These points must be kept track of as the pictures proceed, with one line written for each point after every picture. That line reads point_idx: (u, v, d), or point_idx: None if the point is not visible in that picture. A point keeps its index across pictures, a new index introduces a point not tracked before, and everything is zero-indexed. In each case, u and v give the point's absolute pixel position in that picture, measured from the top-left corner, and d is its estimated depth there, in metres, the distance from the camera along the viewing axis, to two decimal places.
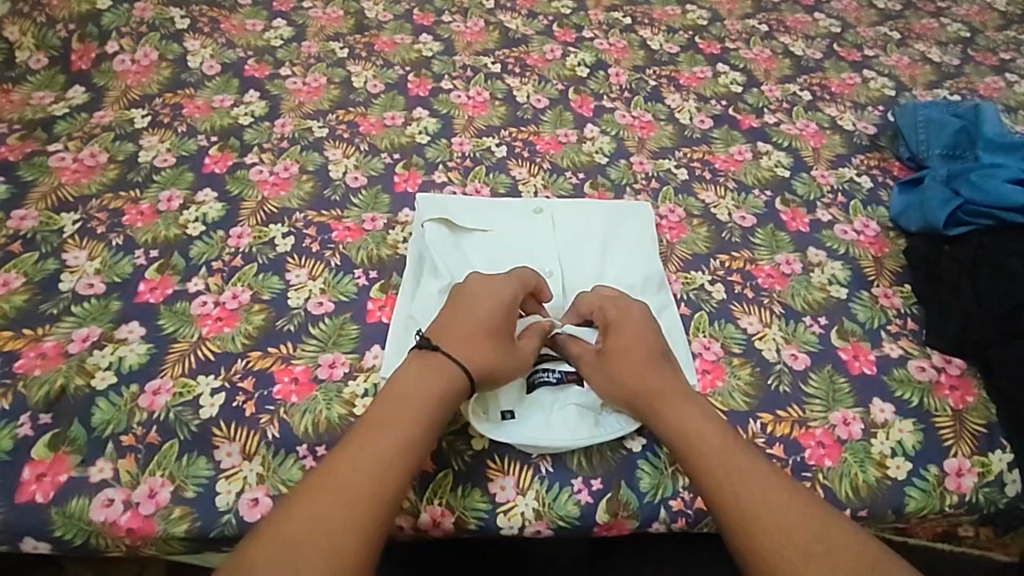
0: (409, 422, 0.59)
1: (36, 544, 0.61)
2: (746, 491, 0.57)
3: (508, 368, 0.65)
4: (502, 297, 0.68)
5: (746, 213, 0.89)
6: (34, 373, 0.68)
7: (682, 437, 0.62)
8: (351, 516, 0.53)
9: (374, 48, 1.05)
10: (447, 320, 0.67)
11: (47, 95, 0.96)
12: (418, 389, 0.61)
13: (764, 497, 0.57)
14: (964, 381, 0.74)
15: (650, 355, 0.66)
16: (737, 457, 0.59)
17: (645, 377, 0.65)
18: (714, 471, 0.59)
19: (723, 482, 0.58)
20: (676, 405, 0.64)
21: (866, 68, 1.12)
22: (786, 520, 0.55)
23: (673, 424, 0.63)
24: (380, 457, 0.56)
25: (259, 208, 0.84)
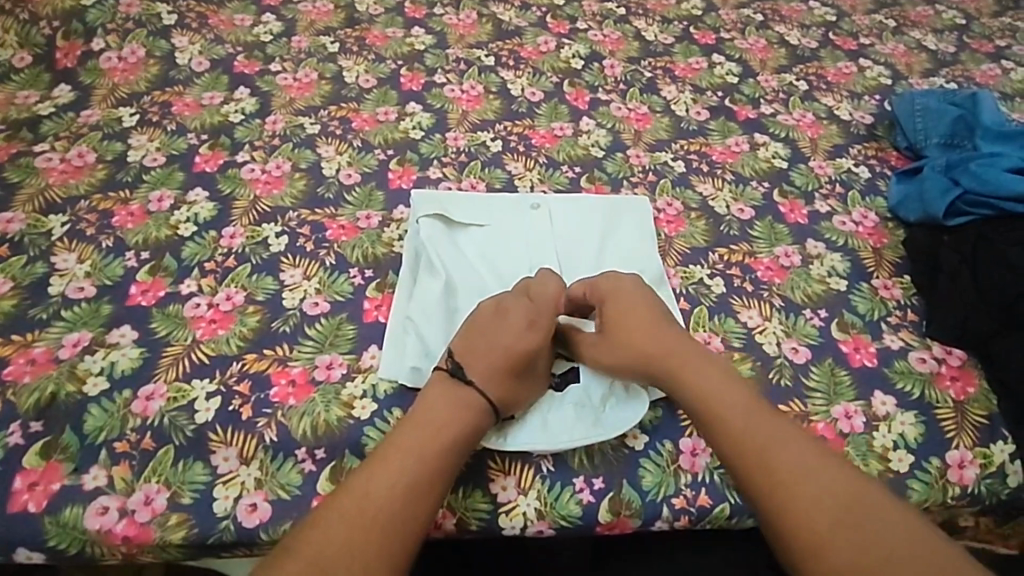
0: (435, 438, 0.58)
1: (30, 554, 0.60)
2: (772, 455, 0.57)
3: (530, 394, 0.65)
4: (527, 317, 0.66)
5: (744, 205, 0.88)
6: (24, 379, 0.67)
7: (702, 402, 0.62)
8: (379, 531, 0.52)
9: (366, 43, 1.04)
10: (476, 346, 0.64)
11: (32, 94, 0.94)
12: (444, 408, 0.61)
13: (790, 463, 0.56)
14: (965, 372, 0.74)
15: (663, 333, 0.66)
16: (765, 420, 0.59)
17: (655, 344, 0.65)
18: (741, 436, 0.59)
19: (751, 448, 0.58)
20: (692, 370, 0.63)
21: (862, 56, 1.11)
22: (817, 481, 0.55)
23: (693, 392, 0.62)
24: (406, 473, 0.56)
25: (252, 207, 0.82)
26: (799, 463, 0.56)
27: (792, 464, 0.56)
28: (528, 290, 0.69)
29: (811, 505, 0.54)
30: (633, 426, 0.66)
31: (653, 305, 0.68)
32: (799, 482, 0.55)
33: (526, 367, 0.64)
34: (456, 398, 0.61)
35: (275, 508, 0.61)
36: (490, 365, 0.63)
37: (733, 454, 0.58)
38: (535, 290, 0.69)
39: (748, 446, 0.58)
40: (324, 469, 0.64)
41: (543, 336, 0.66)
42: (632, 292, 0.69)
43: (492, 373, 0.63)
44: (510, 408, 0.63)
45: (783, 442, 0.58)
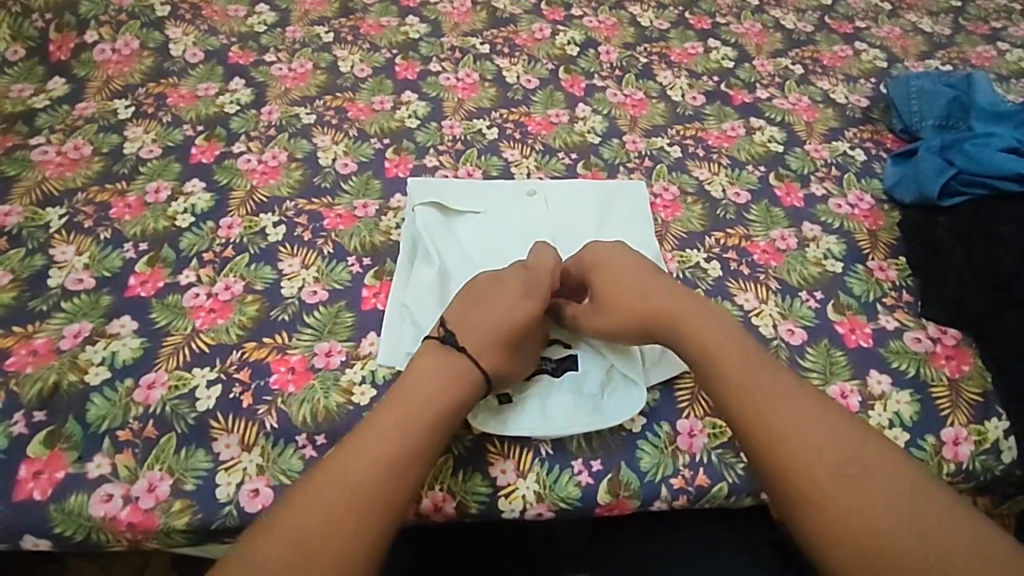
0: (416, 413, 0.58)
1: (36, 542, 0.61)
2: (795, 430, 0.57)
3: (524, 365, 0.65)
4: (524, 290, 0.67)
5: (740, 189, 0.88)
6: (26, 370, 0.67)
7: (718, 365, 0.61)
8: (360, 513, 0.53)
9: (360, 32, 1.03)
10: (474, 318, 0.64)
11: (26, 88, 0.93)
12: (429, 383, 0.60)
13: (819, 437, 0.56)
14: (960, 350, 0.75)
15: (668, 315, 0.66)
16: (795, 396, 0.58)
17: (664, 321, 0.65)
18: (763, 410, 0.58)
19: (768, 420, 0.57)
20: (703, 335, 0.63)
21: (858, 40, 1.11)
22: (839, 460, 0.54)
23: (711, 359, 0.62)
24: (386, 448, 0.56)
25: (249, 197, 0.82)
26: (826, 441, 0.56)
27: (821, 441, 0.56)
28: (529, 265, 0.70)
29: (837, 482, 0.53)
30: (631, 409, 0.66)
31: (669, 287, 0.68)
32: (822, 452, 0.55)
33: (519, 343, 0.65)
34: (449, 361, 0.62)
35: (277, 493, 0.62)
36: (485, 333, 0.63)
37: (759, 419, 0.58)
38: (532, 264, 0.70)
39: (771, 415, 0.58)
40: (324, 455, 0.64)
41: (540, 309, 0.66)
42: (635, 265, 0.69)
43: (486, 342, 0.63)
44: (501, 379, 0.63)
45: (807, 418, 0.57)
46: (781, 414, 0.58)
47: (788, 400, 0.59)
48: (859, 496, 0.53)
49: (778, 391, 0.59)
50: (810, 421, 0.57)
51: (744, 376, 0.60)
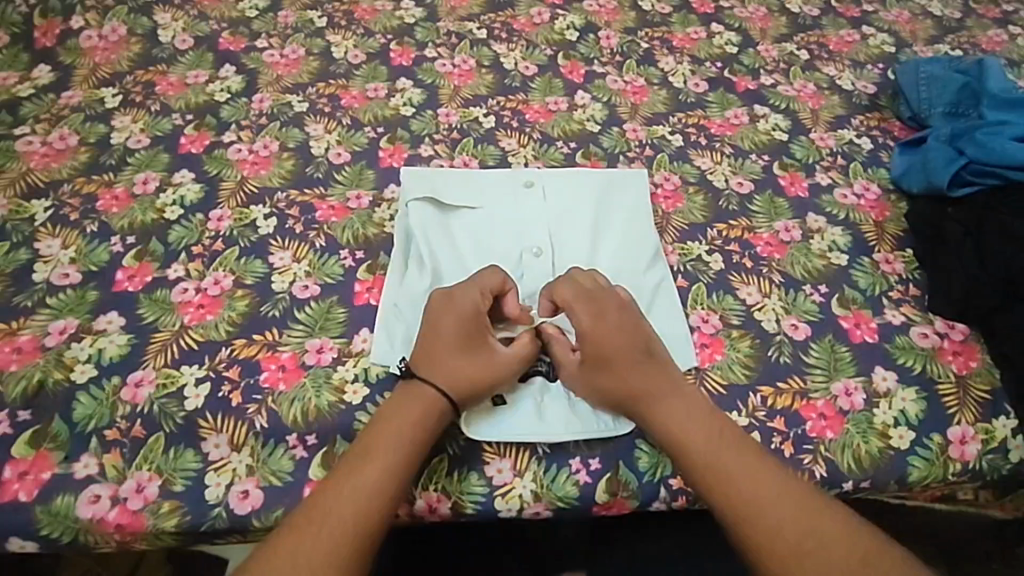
0: (408, 430, 0.59)
1: (22, 545, 0.59)
2: (749, 501, 0.57)
3: (504, 367, 0.63)
4: (450, 303, 0.64)
5: (743, 179, 0.86)
6: (11, 368, 0.66)
7: (673, 433, 0.60)
8: (340, 549, 0.53)
9: (354, 17, 1.00)
10: (429, 348, 0.63)
11: (11, 75, 0.91)
12: (416, 403, 0.61)
13: (774, 505, 0.56)
14: (968, 346, 0.73)
15: (628, 356, 0.63)
16: (725, 441, 0.60)
17: (631, 377, 0.62)
18: (717, 476, 0.58)
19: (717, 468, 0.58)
20: (662, 403, 0.62)
21: (865, 24, 1.08)
22: (774, 490, 0.57)
23: (663, 424, 0.61)
24: (380, 467, 0.57)
25: (239, 188, 0.80)
26: (781, 509, 0.56)
27: (777, 507, 0.56)
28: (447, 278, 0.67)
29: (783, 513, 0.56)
30: None
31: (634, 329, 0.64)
32: (775, 524, 0.55)
33: (480, 356, 0.63)
34: (413, 394, 0.61)
35: (268, 494, 0.61)
36: (438, 365, 0.62)
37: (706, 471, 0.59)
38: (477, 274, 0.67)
39: (726, 483, 0.58)
40: (316, 455, 0.63)
41: (478, 317, 0.64)
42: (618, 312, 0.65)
43: (445, 372, 0.62)
44: (484, 392, 0.63)
45: (767, 484, 0.57)
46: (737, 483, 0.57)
47: (746, 464, 0.58)
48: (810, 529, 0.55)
49: (735, 452, 0.59)
50: (767, 487, 0.57)
51: (701, 442, 0.60)
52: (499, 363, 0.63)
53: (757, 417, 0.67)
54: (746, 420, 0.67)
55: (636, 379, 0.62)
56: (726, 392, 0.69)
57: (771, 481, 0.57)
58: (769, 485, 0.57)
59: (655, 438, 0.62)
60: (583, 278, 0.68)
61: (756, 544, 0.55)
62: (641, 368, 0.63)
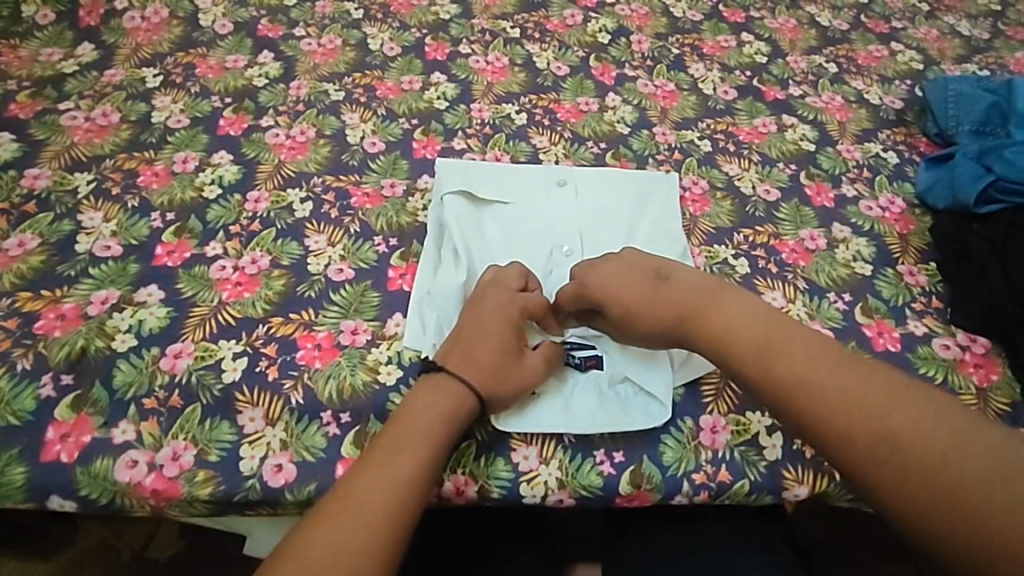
0: (435, 422, 0.60)
1: (62, 503, 0.61)
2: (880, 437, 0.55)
3: (529, 372, 0.64)
4: (491, 295, 0.67)
5: (770, 186, 0.87)
6: (54, 334, 0.67)
7: (756, 349, 0.62)
8: (373, 535, 0.53)
9: (390, 10, 1.02)
10: (464, 345, 0.64)
11: (55, 52, 0.93)
12: (444, 398, 0.61)
13: (856, 399, 0.57)
14: (989, 360, 0.74)
15: (697, 298, 0.65)
16: (795, 343, 0.61)
17: (691, 304, 0.64)
18: (822, 403, 0.58)
19: (793, 369, 0.60)
20: (779, 355, 0.61)
21: (894, 40, 1.09)
22: (848, 384, 0.58)
23: (776, 362, 0.61)
24: (410, 458, 0.57)
25: (276, 171, 0.82)
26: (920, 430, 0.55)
27: (922, 424, 0.55)
28: (489, 278, 0.69)
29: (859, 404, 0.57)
30: (660, 409, 0.66)
31: (696, 284, 0.66)
32: (860, 412, 0.57)
33: (512, 360, 0.64)
34: (443, 390, 0.62)
35: (300, 470, 0.62)
36: (467, 351, 0.64)
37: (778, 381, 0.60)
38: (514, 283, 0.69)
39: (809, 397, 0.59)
40: (348, 433, 0.64)
41: (515, 317, 0.66)
42: (686, 277, 0.66)
43: (471, 361, 0.63)
44: (511, 398, 0.64)
45: (903, 415, 0.56)
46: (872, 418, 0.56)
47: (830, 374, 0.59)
48: (892, 416, 0.56)
49: (806, 352, 0.61)
50: (842, 377, 0.59)
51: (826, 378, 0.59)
52: (526, 371, 0.64)
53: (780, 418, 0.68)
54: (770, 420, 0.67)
55: (719, 332, 0.63)
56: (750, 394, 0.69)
57: (860, 386, 0.58)
58: (910, 411, 0.56)
59: (722, 349, 0.63)
60: (624, 260, 0.68)
61: (835, 425, 0.57)
62: (725, 327, 0.63)
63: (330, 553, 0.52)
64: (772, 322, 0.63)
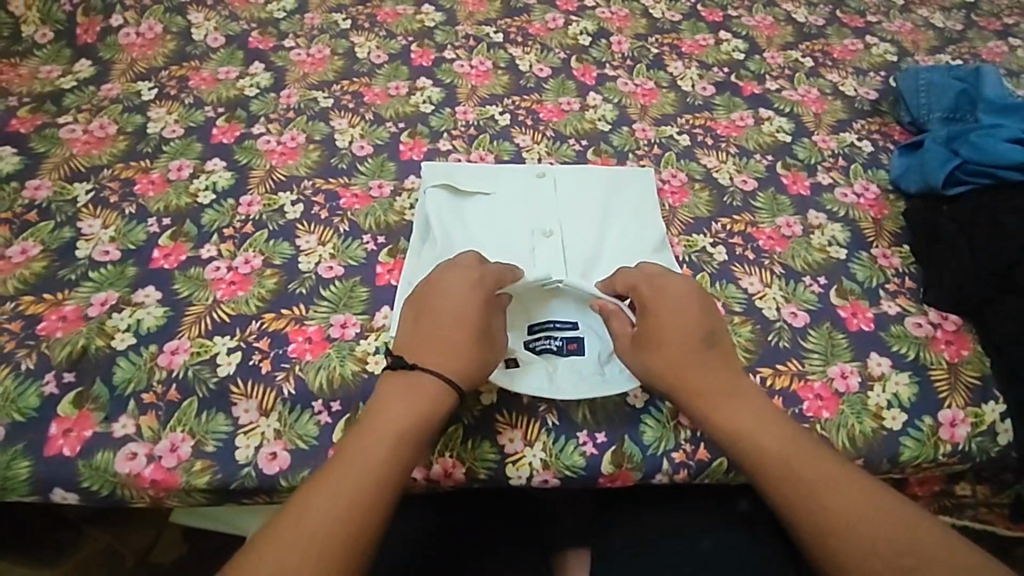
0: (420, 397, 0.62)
1: (66, 495, 0.64)
2: (814, 492, 0.60)
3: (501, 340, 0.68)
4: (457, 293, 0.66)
5: (747, 177, 0.90)
6: (57, 335, 0.70)
7: (699, 388, 0.64)
8: (351, 500, 0.56)
9: (377, 20, 1.06)
10: (441, 351, 0.64)
11: (54, 69, 0.96)
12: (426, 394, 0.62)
13: (782, 443, 0.62)
14: (960, 336, 0.76)
15: (681, 326, 0.66)
16: (735, 384, 0.65)
17: (672, 327, 0.66)
18: (753, 443, 0.62)
19: (728, 410, 0.64)
20: (723, 402, 0.64)
21: (869, 34, 1.12)
22: (775, 431, 0.63)
23: (717, 401, 0.64)
24: (401, 429, 0.60)
25: (268, 176, 0.85)
26: (850, 481, 0.60)
27: (833, 482, 0.60)
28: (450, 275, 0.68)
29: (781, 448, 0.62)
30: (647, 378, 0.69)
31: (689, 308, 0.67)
32: (780, 454, 0.61)
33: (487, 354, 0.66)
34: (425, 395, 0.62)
35: (294, 457, 0.65)
36: (445, 348, 0.64)
37: (718, 419, 0.63)
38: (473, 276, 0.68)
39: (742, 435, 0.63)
40: (339, 421, 0.67)
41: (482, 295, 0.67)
42: (680, 299, 0.68)
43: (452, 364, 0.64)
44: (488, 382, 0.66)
45: (830, 465, 0.61)
46: (801, 470, 0.60)
47: (761, 417, 0.63)
48: (812, 466, 0.61)
49: (741, 395, 0.65)
50: (772, 423, 0.63)
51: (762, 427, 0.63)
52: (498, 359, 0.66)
53: None
54: None
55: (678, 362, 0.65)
56: None
57: (784, 433, 0.63)
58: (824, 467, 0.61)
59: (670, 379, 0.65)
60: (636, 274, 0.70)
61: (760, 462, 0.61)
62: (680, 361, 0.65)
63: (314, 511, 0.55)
64: (721, 365, 0.66)
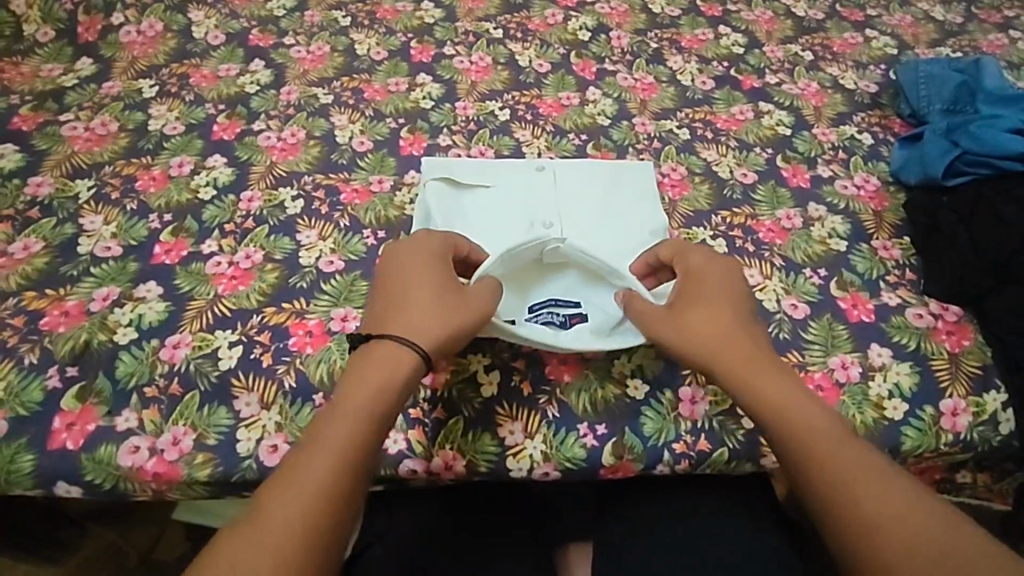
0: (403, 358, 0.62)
1: (69, 488, 0.64)
2: (843, 479, 0.59)
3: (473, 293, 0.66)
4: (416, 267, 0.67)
5: (747, 170, 0.90)
6: (59, 330, 0.70)
7: (734, 361, 0.65)
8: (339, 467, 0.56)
9: (377, 16, 1.06)
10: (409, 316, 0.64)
11: (56, 68, 0.97)
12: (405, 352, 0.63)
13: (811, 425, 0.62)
14: (961, 326, 0.76)
15: (719, 302, 0.68)
16: (768, 364, 0.66)
17: (710, 302, 0.68)
18: (784, 419, 0.62)
19: (762, 384, 0.64)
20: (754, 373, 0.65)
21: (869, 27, 1.12)
22: (805, 413, 0.62)
23: (751, 375, 0.65)
24: (388, 394, 0.60)
25: (269, 172, 0.85)
26: (877, 472, 0.59)
27: (861, 471, 0.59)
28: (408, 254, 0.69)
29: (810, 429, 0.61)
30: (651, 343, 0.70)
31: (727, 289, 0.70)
32: (810, 435, 0.61)
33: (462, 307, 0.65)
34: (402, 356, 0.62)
35: None
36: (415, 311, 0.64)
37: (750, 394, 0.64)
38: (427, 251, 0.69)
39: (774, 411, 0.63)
40: None
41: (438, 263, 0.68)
42: (716, 281, 0.70)
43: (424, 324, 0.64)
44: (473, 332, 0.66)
45: (852, 449, 0.60)
46: (832, 456, 0.60)
47: (792, 397, 0.63)
48: (840, 452, 0.60)
49: (775, 373, 0.65)
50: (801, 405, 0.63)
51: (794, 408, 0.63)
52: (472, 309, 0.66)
53: None
54: None
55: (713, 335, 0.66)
56: None
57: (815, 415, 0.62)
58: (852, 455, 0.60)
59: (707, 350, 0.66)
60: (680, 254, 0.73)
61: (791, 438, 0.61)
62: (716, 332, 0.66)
63: (306, 478, 0.56)
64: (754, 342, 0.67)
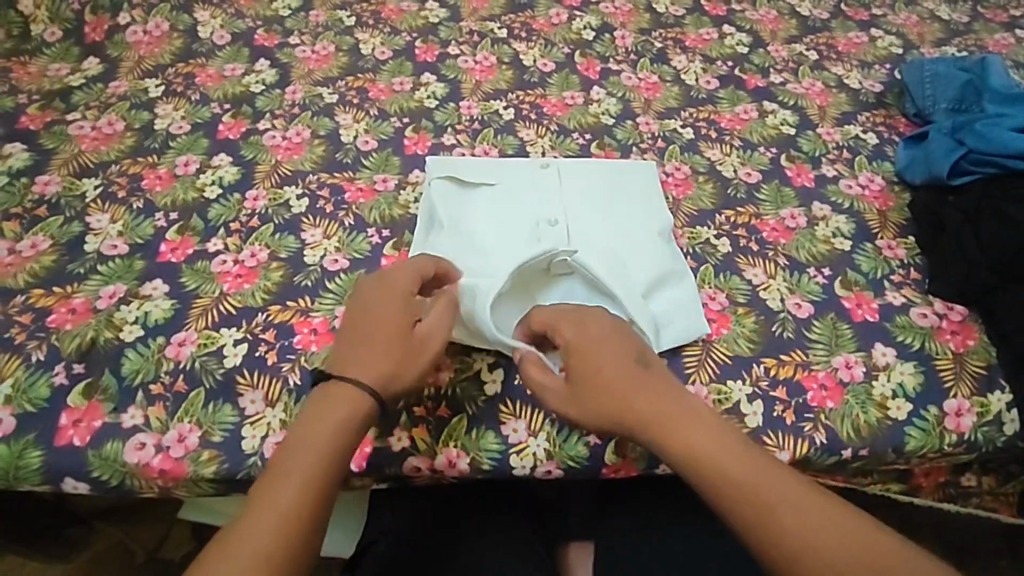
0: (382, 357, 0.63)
1: (76, 485, 0.64)
2: (795, 534, 0.55)
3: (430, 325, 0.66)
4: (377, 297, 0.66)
5: (751, 169, 0.90)
6: (66, 327, 0.71)
7: (662, 419, 0.60)
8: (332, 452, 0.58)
9: (381, 16, 1.06)
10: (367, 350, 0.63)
11: (63, 67, 0.97)
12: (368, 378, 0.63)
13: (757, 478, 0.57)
14: (965, 326, 0.76)
15: (619, 356, 0.63)
16: (701, 416, 0.61)
17: (616, 358, 0.63)
18: (724, 476, 0.58)
19: (690, 442, 0.59)
20: (683, 429, 0.60)
21: (874, 27, 1.12)
22: (742, 468, 0.58)
23: (681, 434, 0.60)
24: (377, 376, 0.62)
25: (274, 171, 0.86)
26: (834, 523, 0.55)
27: (812, 524, 0.55)
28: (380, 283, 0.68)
29: (756, 484, 0.57)
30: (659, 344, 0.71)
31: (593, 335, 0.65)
32: (748, 489, 0.57)
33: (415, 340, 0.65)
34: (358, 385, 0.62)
35: None
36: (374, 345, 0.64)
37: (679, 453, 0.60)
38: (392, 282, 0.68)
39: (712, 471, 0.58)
40: None
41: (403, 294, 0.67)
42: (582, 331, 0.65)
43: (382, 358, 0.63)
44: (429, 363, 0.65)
45: (798, 496, 0.57)
46: (777, 510, 0.56)
47: (726, 451, 0.59)
48: (788, 503, 0.56)
49: (706, 429, 0.60)
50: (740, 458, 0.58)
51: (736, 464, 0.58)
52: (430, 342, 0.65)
53: (761, 386, 0.71)
54: (750, 389, 0.70)
55: (633, 391, 0.61)
56: (729, 364, 0.72)
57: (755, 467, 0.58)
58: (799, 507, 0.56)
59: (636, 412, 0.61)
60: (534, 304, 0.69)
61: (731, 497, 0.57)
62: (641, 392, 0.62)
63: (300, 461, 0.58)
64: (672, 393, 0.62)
